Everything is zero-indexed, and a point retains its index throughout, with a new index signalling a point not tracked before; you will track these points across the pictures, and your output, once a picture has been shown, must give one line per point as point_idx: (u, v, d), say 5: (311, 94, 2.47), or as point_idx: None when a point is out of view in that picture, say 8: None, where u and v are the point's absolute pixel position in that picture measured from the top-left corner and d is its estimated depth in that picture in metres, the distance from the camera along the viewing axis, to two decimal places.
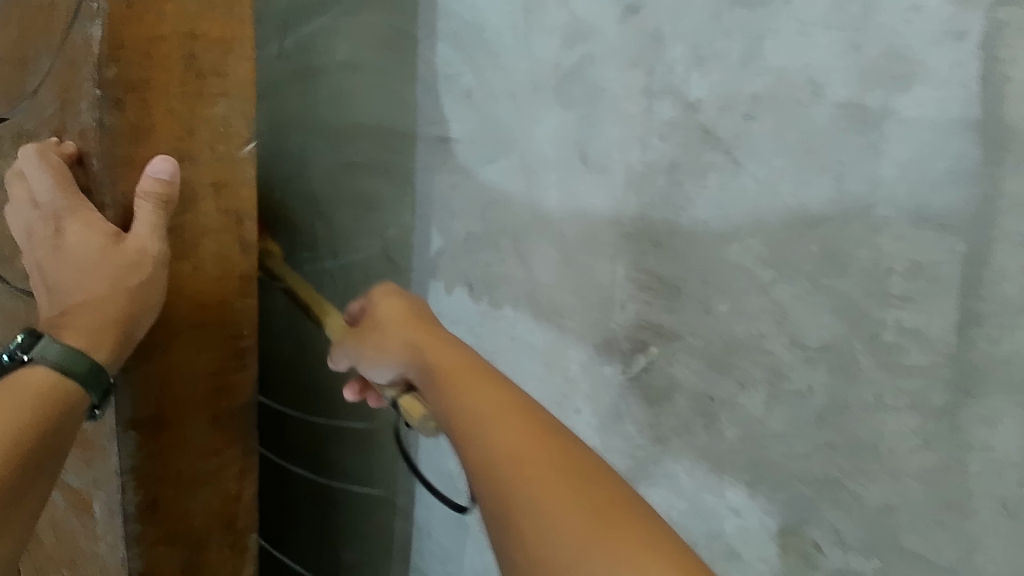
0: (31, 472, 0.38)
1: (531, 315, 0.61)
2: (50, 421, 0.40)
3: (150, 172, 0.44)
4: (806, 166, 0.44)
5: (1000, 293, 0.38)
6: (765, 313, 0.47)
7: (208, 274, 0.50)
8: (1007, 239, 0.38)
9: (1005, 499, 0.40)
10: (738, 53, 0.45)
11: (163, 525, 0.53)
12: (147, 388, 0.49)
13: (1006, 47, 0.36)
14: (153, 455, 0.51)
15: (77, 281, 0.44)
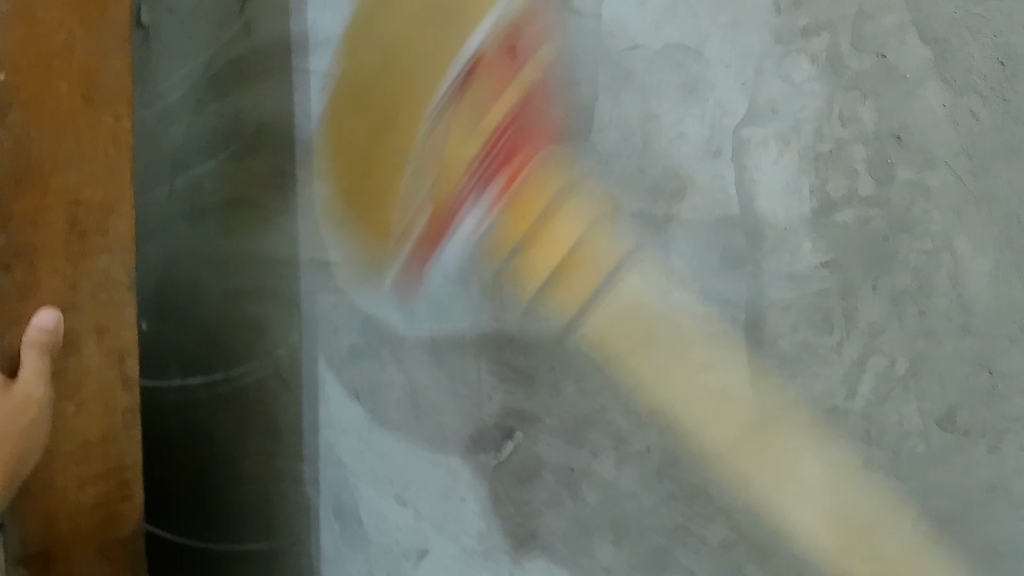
0: None
1: (412, 416, 0.63)
2: None
3: (34, 322, 0.45)
4: (617, 265, 0.53)
5: (779, 349, 0.49)
6: (602, 389, 0.54)
7: (92, 410, 0.50)
8: (773, 306, 0.49)
9: (820, 520, 0.49)
10: (555, 180, 0.55)
11: None
12: (33, 523, 0.49)
13: (750, 159, 0.49)
14: None
15: None
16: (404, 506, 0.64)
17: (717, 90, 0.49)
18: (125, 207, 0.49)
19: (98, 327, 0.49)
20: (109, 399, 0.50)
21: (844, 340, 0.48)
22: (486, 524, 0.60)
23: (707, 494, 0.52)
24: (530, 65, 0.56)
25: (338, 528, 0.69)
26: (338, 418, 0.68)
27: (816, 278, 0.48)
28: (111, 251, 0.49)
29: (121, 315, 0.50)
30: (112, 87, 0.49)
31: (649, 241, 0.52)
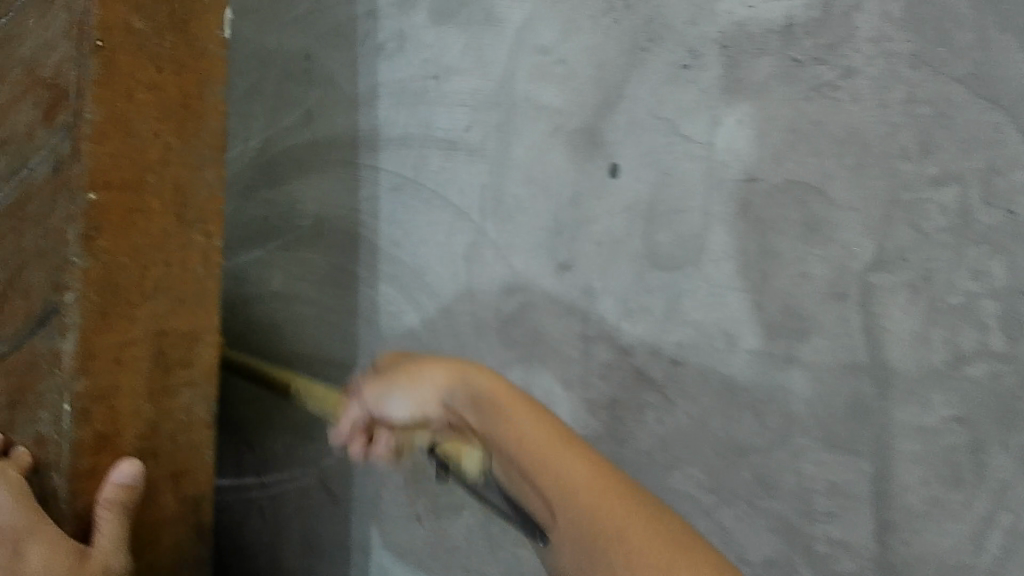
0: None
1: (484, 545, 0.58)
2: None
3: (112, 479, 0.40)
4: (731, 403, 0.50)
5: (906, 502, 0.46)
6: (713, 535, 0.51)
7: (164, 567, 0.44)
8: (902, 456, 0.46)
9: None
10: (660, 308, 0.52)
11: None
12: None
13: (880, 304, 0.47)
14: None
15: None
16: None
17: (842, 232, 0.48)
18: (211, 333, 0.45)
19: (172, 469, 0.44)
20: (182, 545, 0.45)
21: (974, 495, 0.44)
22: None
23: None
24: (636, 182, 0.54)
25: None
26: (394, 540, 0.63)
27: (947, 432, 0.45)
28: (197, 383, 0.44)
29: (199, 451, 0.45)
30: (205, 202, 0.45)
31: (766, 381, 0.49)
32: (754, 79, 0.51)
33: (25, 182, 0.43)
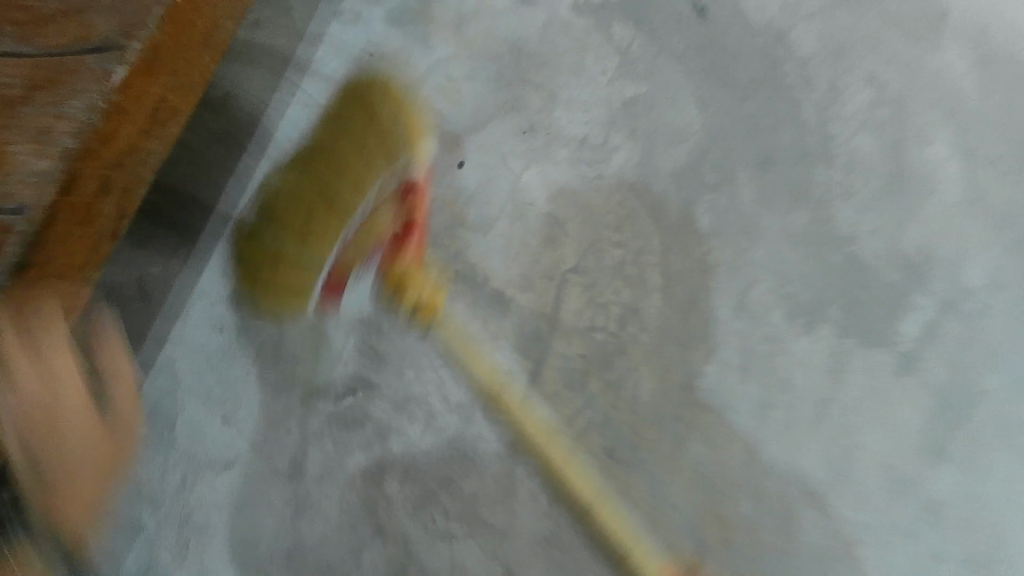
0: None
1: (270, 356, 0.80)
2: None
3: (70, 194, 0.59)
4: (473, 310, 0.83)
5: (545, 387, 0.82)
6: (432, 382, 0.80)
7: (85, 242, 0.64)
8: (552, 363, 0.82)
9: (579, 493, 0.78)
10: (455, 246, 0.85)
11: None
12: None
13: (570, 287, 0.84)
14: None
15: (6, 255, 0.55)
16: (229, 424, 0.79)
17: (564, 248, 0.85)
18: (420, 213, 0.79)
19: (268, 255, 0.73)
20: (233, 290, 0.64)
21: (593, 394, 0.82)
22: (300, 449, 0.78)
23: (471, 462, 0.79)
24: (470, 173, 0.86)
25: (146, 431, 0.79)
26: (193, 340, 0.81)
27: (591, 364, 0.82)
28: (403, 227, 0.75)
29: (330, 255, 0.71)
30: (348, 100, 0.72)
31: (496, 304, 0.83)
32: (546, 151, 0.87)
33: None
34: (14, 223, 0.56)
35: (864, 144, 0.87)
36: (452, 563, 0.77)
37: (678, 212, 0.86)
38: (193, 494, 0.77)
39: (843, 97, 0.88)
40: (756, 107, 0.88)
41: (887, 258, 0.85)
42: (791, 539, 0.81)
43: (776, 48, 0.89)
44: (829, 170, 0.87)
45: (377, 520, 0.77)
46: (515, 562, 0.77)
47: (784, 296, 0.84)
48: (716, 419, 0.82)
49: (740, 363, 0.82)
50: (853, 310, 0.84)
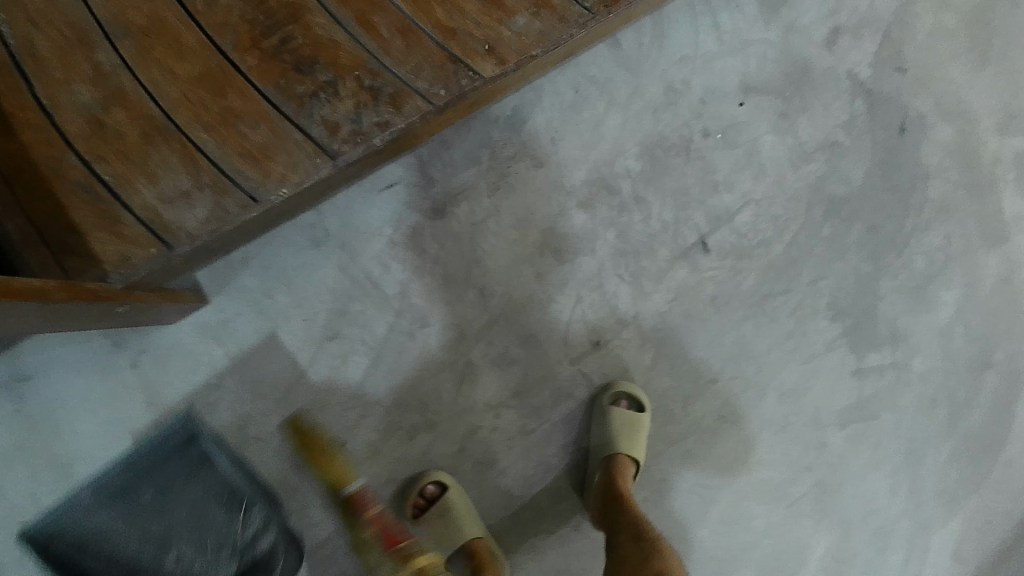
0: (534, 55, 0.94)
1: (590, 124, 1.26)
2: (563, 35, 0.94)
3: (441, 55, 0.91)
4: (701, 183, 1.31)
5: (708, 245, 1.31)
6: (659, 199, 1.29)
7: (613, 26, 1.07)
8: (719, 236, 1.32)
9: (689, 305, 1.30)
10: (711, 143, 1.33)
11: (491, 91, 0.96)
12: (569, 48, 1.00)
13: (749, 207, 1.35)
14: (540, 62, 0.97)
15: (497, 87, 0.97)
16: (551, 145, 1.24)
17: (759, 185, 1.36)
18: None
19: None
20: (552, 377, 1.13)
21: (726, 266, 1.32)
22: (577, 183, 1.25)
23: (652, 251, 1.28)
24: (742, 113, 1.36)
25: (508, 113, 1.23)
26: (555, 86, 1.25)
27: (734, 251, 1.33)
28: None
29: None
30: None
31: (713, 187, 1.32)
32: (781, 132, 1.38)
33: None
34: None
35: (919, 261, 1.51)
36: (612, 294, 1.25)
37: (820, 213, 1.41)
38: (511, 166, 1.22)
39: (928, 232, 1.52)
40: (889, 199, 1.48)
41: (889, 319, 1.48)
42: (755, 403, 1.35)
43: (920, 180, 1.51)
44: (896, 257, 1.48)
45: (591, 245, 1.25)
46: (642, 313, 1.27)
47: (832, 293, 1.41)
48: (764, 321, 1.35)
49: (795, 306, 1.38)
50: (854, 330, 1.44)
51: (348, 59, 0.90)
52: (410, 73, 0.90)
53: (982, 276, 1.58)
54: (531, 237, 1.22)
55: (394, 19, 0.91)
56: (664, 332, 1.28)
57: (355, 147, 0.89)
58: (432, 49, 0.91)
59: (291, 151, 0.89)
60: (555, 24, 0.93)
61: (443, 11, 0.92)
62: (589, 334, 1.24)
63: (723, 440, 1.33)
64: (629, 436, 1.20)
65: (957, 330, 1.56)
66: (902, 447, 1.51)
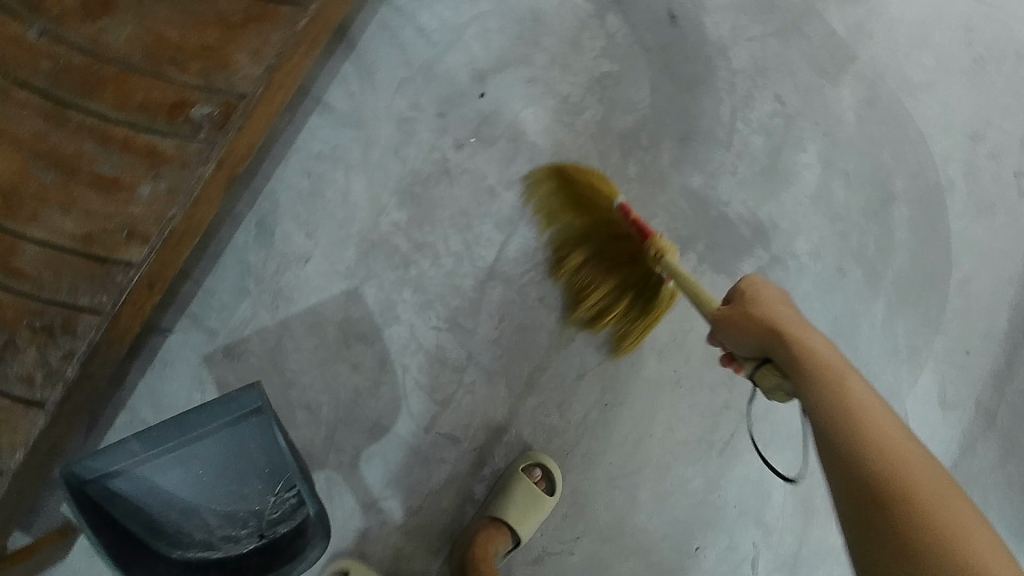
0: (172, 215, 0.90)
1: (339, 198, 1.21)
2: (190, 185, 0.90)
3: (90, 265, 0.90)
4: (476, 196, 1.25)
5: (510, 252, 1.25)
6: (439, 235, 1.23)
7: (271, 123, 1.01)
8: (518, 237, 1.26)
9: (521, 320, 1.25)
10: (469, 151, 1.25)
11: (161, 265, 0.93)
12: (219, 182, 0.94)
13: (537, 192, 1.27)
14: (193, 214, 0.93)
15: (166, 258, 0.93)
16: (309, 239, 1.20)
17: (538, 164, 1.27)
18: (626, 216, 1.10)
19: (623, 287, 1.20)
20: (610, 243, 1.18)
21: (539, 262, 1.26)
22: (352, 261, 1.21)
23: (456, 288, 1.23)
24: (487, 104, 1.27)
25: (253, 230, 1.18)
26: (287, 180, 1.20)
27: (541, 243, 1.26)
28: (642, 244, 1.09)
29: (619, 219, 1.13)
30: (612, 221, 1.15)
31: (489, 194, 1.25)
32: (539, 99, 1.29)
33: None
34: (239, 104, 0.92)
35: (756, 142, 1.39)
36: (436, 346, 1.22)
37: (618, 156, 1.31)
38: (281, 278, 1.19)
39: (752, 106, 1.40)
40: (691, 99, 1.36)
41: (747, 218, 1.37)
42: (638, 375, 1.29)
43: (717, 60, 1.39)
44: (727, 151, 1.37)
45: (394, 312, 1.21)
46: (475, 351, 1.23)
47: (669, 228, 1.32)
48: None
49: None
50: (712, 249, 1.34)
51: (14, 312, 0.89)
52: (70, 295, 0.89)
53: (840, 113, 1.46)
54: (330, 335, 1.19)
55: (37, 254, 0.90)
56: (506, 357, 1.24)
57: (54, 388, 0.89)
58: (78, 263, 0.90)
59: (7, 417, 0.88)
60: (180, 172, 0.91)
61: (71, 220, 0.90)
62: (432, 396, 1.22)
63: (619, 426, 1.28)
64: (525, 508, 1.18)
65: (835, 184, 1.44)
66: (824, 333, 1.42)
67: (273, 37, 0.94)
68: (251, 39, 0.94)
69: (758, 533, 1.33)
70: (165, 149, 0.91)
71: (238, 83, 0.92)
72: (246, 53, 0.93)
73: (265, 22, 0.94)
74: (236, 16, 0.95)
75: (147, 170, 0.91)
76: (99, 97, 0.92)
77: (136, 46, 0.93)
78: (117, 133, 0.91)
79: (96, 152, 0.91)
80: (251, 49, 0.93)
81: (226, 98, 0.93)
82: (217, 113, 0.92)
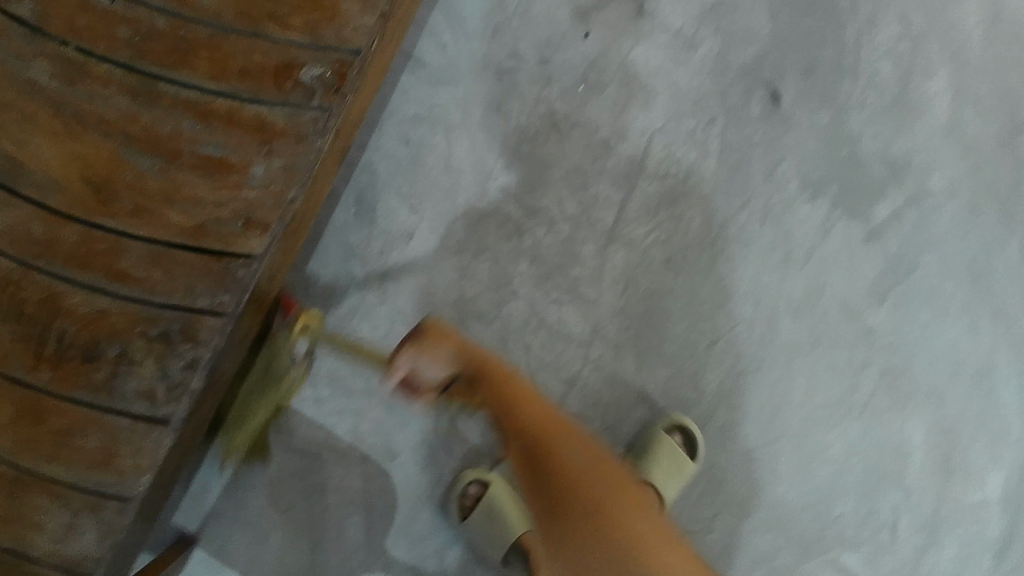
0: (294, 201, 0.80)
1: (442, 166, 1.09)
2: (310, 164, 0.79)
3: (205, 263, 0.79)
4: (590, 150, 1.12)
5: (630, 211, 1.13)
6: (554, 198, 1.11)
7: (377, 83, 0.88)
8: (638, 194, 1.13)
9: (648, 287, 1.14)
10: (578, 102, 1.12)
11: (279, 255, 0.84)
12: (333, 157, 0.84)
13: (655, 142, 1.14)
14: (309, 196, 0.83)
15: (283, 247, 0.84)
16: (413, 214, 1.08)
17: (654, 111, 1.14)
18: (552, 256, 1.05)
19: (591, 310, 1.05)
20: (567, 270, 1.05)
21: (663, 221, 1.14)
22: (463, 234, 1.09)
23: (575, 256, 1.11)
24: (593, 47, 1.12)
25: (353, 209, 1.07)
26: (384, 149, 1.08)
27: (662, 199, 1.14)
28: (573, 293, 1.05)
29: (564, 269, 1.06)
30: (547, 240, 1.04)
31: (601, 147, 1.12)
32: (648, 37, 1.14)
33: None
34: (352, 61, 0.79)
35: (884, 70, 1.25)
36: (559, 322, 1.11)
37: (740, 95, 1.17)
38: (388, 259, 1.08)
39: (877, 29, 1.25)
40: (813, 24, 1.21)
41: (879, 155, 1.24)
42: (771, 337, 1.20)
43: None
44: (854, 82, 1.22)
45: (511, 286, 1.10)
46: (601, 324, 1.13)
47: (799, 173, 1.19)
48: (738, 249, 1.17)
49: (763, 213, 1.18)
50: (845, 193, 1.22)
51: (123, 321, 0.79)
52: (185, 298, 0.79)
53: (966, 33, 1.31)
54: (444, 317, 1.09)
55: (142, 253, 0.79)
56: (633, 328, 1.14)
57: (180, 402, 0.80)
58: (192, 263, 0.79)
59: (131, 439, 0.80)
60: (295, 147, 0.79)
61: (176, 212, 0.79)
62: (558, 375, 1.12)
63: (755, 393, 1.20)
64: (673, 476, 1.11)
65: (965, 112, 1.30)
66: (961, 277, 1.30)
67: None
68: None
69: (898, 495, 1.27)
70: (277, 124, 0.79)
71: (348, 38, 0.80)
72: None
73: None
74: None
75: (257, 148, 0.79)
76: (190, 65, 0.79)
77: (226, 1, 0.79)
78: (217, 107, 0.79)
79: (196, 130, 0.78)
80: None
81: (336, 55, 0.79)
82: (329, 75, 0.79)
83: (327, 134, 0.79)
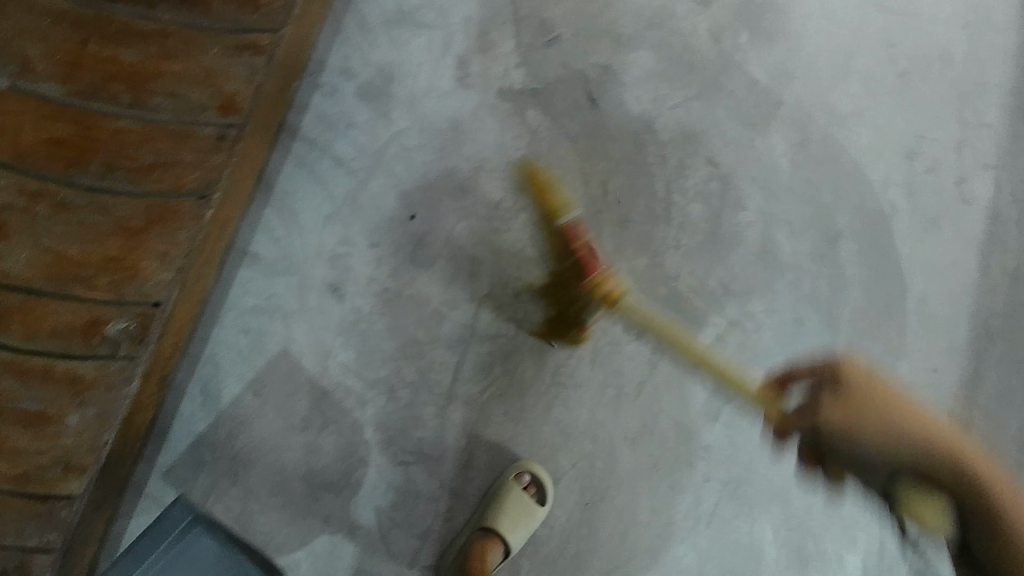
0: (110, 441, 0.89)
1: (283, 350, 1.19)
2: (121, 407, 0.89)
3: (36, 500, 0.86)
4: (421, 320, 1.23)
5: (464, 371, 1.24)
6: (392, 368, 1.21)
7: (189, 312, 0.99)
8: (471, 355, 1.24)
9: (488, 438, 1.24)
10: (408, 277, 1.23)
11: (103, 481, 0.93)
12: (145, 390, 0.93)
13: (483, 304, 1.25)
14: (125, 428, 0.93)
15: (106, 474, 0.93)
16: (258, 397, 1.18)
17: (479, 277, 1.25)
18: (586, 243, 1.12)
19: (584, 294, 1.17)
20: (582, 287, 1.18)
21: (497, 376, 1.25)
22: (307, 410, 1.18)
23: (416, 418, 1.21)
24: (419, 226, 1.25)
25: (199, 399, 1.17)
26: (228, 340, 1.18)
27: (493, 356, 1.25)
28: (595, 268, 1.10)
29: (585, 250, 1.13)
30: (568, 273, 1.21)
31: (432, 315, 1.23)
32: (468, 211, 1.27)
33: (183, 107, 0.92)
34: (154, 312, 0.89)
35: (695, 211, 1.37)
36: (406, 481, 1.20)
37: None
38: (237, 441, 1.17)
39: (685, 175, 1.38)
40: (623, 179, 1.35)
41: (698, 289, 1.36)
42: (612, 468, 1.29)
43: (645, 134, 1.37)
44: (667, 227, 1.36)
45: (357, 453, 1.19)
46: (447, 479, 1.22)
47: (623, 316, 1.32)
48: (571, 393, 1.28)
49: (592, 356, 1.30)
50: (669, 328, 1.33)
51: None
52: (18, 536, 0.85)
53: (774, 160, 1.42)
54: (295, 490, 1.17)
55: None
56: (479, 478, 1.23)
57: None
58: (23, 502, 0.86)
59: None
60: (106, 396, 0.88)
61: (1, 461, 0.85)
62: (410, 531, 1.20)
63: (603, 522, 1.28)
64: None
65: (778, 234, 1.40)
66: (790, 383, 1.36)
67: (179, 237, 0.90)
68: (155, 243, 0.90)
69: None
70: (87, 377, 0.88)
71: (149, 290, 0.89)
72: (153, 258, 0.89)
73: (167, 221, 0.90)
74: (137, 220, 0.90)
75: (71, 399, 0.87)
76: (6, 328, 0.87)
77: (36, 268, 0.87)
78: (33, 364, 0.87)
79: (15, 387, 0.87)
80: (156, 254, 0.89)
81: (139, 308, 0.89)
82: (133, 327, 0.89)
83: (134, 379, 0.89)
